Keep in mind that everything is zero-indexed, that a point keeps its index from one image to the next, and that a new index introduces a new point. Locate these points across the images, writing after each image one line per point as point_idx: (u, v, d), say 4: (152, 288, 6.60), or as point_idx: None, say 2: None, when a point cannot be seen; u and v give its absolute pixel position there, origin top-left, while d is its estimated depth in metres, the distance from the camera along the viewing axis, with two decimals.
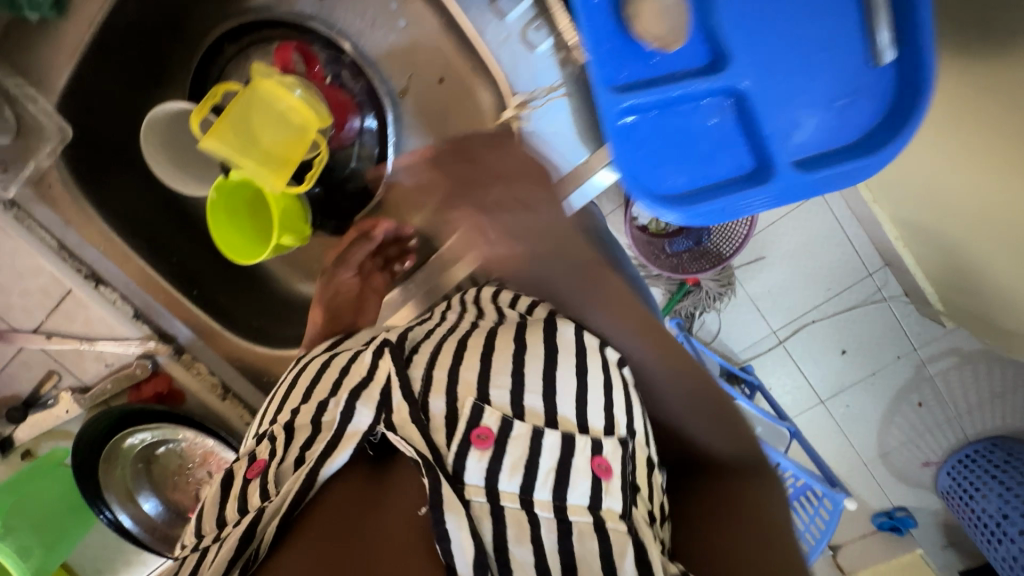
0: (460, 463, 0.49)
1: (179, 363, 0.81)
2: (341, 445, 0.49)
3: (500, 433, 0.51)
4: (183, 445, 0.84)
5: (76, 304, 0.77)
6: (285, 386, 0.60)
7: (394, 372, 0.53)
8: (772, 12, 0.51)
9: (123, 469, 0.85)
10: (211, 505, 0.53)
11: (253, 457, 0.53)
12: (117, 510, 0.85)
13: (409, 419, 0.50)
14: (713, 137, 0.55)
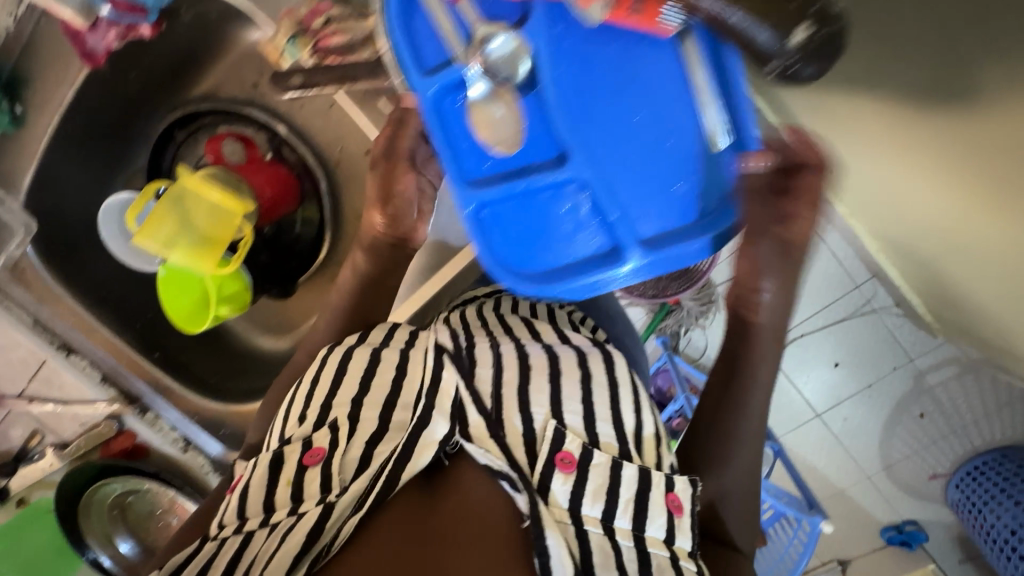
0: (546, 481, 0.57)
1: (143, 420, 0.91)
2: (420, 452, 0.56)
3: (581, 459, 0.59)
4: (152, 493, 0.93)
5: (51, 370, 0.88)
6: (310, 386, 0.68)
7: (462, 385, 0.61)
8: (608, 109, 0.56)
9: (100, 515, 0.94)
10: (251, 492, 0.61)
11: (309, 444, 0.61)
12: (98, 551, 0.95)
13: (486, 434, 0.58)
14: (567, 220, 0.60)
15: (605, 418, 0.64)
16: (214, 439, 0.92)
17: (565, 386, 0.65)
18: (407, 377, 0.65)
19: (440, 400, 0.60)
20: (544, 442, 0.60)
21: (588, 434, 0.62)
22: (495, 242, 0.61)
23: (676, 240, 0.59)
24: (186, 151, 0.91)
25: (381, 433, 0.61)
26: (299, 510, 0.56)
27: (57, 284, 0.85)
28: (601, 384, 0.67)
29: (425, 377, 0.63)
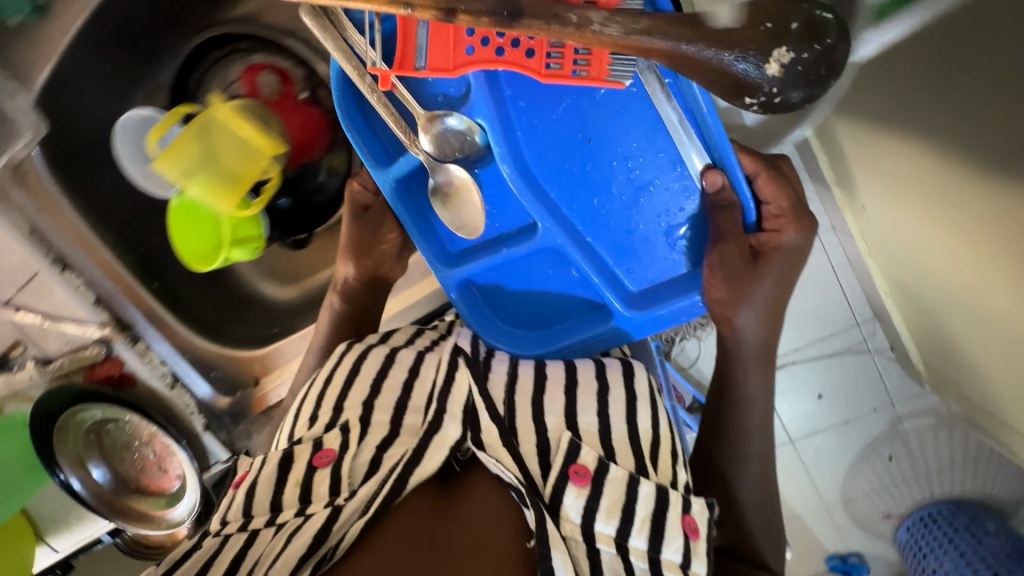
0: (558, 495, 0.57)
1: (133, 350, 0.86)
2: (432, 453, 0.60)
3: (596, 472, 0.59)
4: (130, 425, 0.90)
5: (42, 284, 0.83)
6: (323, 377, 0.71)
7: (474, 388, 0.64)
8: (575, 183, 0.67)
9: (76, 437, 0.90)
10: (267, 482, 0.62)
11: (320, 444, 0.63)
12: (68, 473, 0.90)
13: (499, 444, 0.60)
14: (550, 283, 0.76)
15: (620, 424, 0.64)
16: (203, 381, 0.90)
17: (580, 398, 0.66)
18: (419, 381, 0.68)
19: (453, 408, 0.63)
20: (557, 454, 0.60)
21: (604, 447, 0.62)
22: (489, 303, 0.78)
23: (661, 294, 0.71)
24: (217, 76, 0.87)
25: (394, 437, 0.63)
26: (310, 511, 0.58)
27: (63, 196, 0.81)
28: (619, 398, 0.66)
29: (438, 377, 0.67)
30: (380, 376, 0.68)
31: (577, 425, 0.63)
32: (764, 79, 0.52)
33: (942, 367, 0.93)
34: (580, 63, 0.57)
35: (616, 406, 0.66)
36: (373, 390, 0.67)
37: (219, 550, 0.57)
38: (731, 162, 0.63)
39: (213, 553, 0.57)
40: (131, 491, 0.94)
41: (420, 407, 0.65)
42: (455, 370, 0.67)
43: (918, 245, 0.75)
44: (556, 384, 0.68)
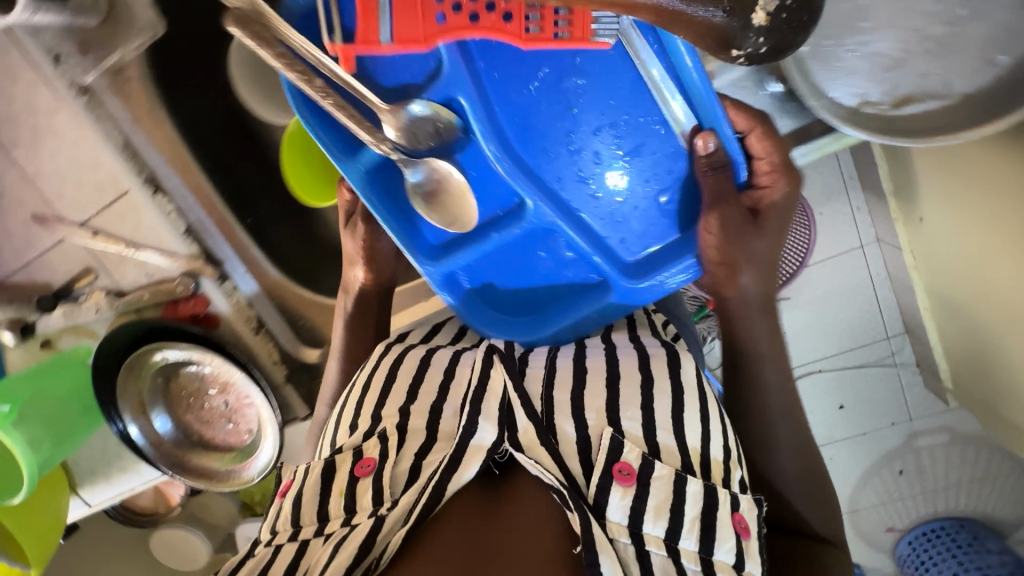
0: (602, 497, 0.50)
1: (221, 288, 0.79)
2: (468, 460, 0.52)
3: (641, 471, 0.51)
4: (203, 369, 0.82)
5: (129, 206, 0.75)
6: (361, 386, 0.67)
7: (509, 384, 0.57)
8: (566, 156, 0.58)
9: (143, 381, 0.83)
10: (310, 492, 0.57)
11: (360, 453, 0.58)
12: (128, 422, 0.81)
13: (538, 443, 0.53)
14: (544, 270, 0.65)
15: (665, 425, 0.55)
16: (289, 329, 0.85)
17: (623, 391, 0.58)
18: (455, 382, 0.62)
19: (487, 404, 0.56)
20: (598, 453, 0.53)
21: (648, 443, 0.54)
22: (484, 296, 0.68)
23: (657, 262, 0.62)
24: None
25: (430, 444, 0.57)
26: (354, 522, 0.52)
27: (161, 109, 0.74)
28: (663, 391, 0.58)
29: (472, 377, 0.60)
30: (415, 383, 0.63)
31: (620, 422, 0.55)
32: (746, 32, 0.42)
33: (972, 384, 0.94)
34: (563, 25, 0.47)
35: (661, 407, 0.56)
36: (407, 398, 0.62)
37: (271, 561, 0.52)
38: (719, 119, 0.55)
39: (267, 561, 0.52)
40: (195, 445, 0.86)
41: (455, 409, 0.59)
42: (490, 368, 0.61)
43: (986, 248, 0.78)
44: (597, 375, 0.59)
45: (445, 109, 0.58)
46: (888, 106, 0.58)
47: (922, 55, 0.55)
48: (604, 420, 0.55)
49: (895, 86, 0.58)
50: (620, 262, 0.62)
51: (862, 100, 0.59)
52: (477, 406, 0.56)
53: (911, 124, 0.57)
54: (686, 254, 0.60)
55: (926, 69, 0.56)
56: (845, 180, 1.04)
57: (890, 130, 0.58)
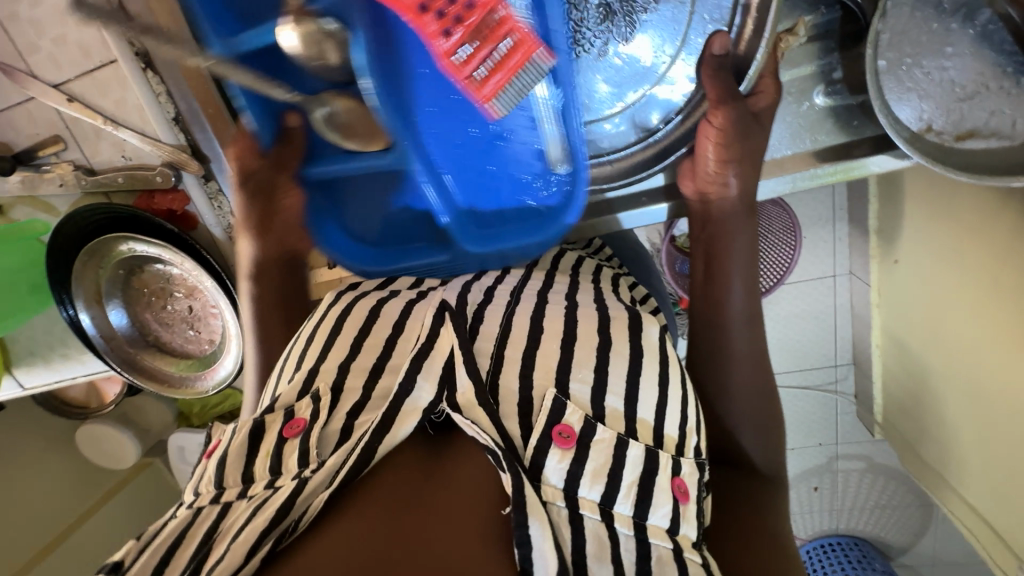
0: (540, 459, 0.48)
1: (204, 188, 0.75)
2: (403, 418, 0.50)
3: (583, 434, 0.50)
4: (173, 272, 0.78)
5: (116, 76, 0.67)
6: (305, 338, 0.62)
7: (458, 347, 0.54)
8: (440, 114, 0.62)
9: (102, 270, 0.78)
10: (235, 453, 0.52)
11: (290, 414, 0.53)
12: (79, 309, 0.77)
13: (476, 403, 0.51)
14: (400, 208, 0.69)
15: (616, 390, 0.53)
16: None
17: (578, 351, 0.55)
18: (403, 337, 0.58)
19: (431, 362, 0.54)
20: (539, 414, 0.51)
21: (593, 407, 0.52)
22: (342, 218, 0.70)
23: (505, 238, 0.67)
24: None
25: (366, 402, 0.53)
26: (279, 484, 0.48)
27: None
28: (620, 354, 0.56)
29: (421, 334, 0.57)
30: (361, 335, 0.59)
31: (568, 385, 0.53)
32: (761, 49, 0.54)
33: (898, 420, 1.01)
34: (479, 72, 0.49)
35: (615, 371, 0.54)
36: (353, 349, 0.58)
37: (192, 522, 0.48)
38: (580, 151, 0.59)
39: (183, 529, 0.48)
40: (149, 346, 0.82)
41: (398, 367, 0.56)
42: (440, 325, 0.57)
43: (948, 301, 0.82)
44: (553, 337, 0.57)
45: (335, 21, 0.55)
46: (950, 138, 0.58)
47: (998, 91, 0.55)
48: (550, 381, 0.53)
49: (962, 118, 0.57)
50: (481, 208, 0.68)
51: (925, 126, 0.58)
52: (419, 363, 0.53)
53: (968, 159, 0.57)
54: (536, 238, 0.65)
55: (996, 107, 0.55)
56: (835, 210, 1.03)
57: (944, 162, 0.58)
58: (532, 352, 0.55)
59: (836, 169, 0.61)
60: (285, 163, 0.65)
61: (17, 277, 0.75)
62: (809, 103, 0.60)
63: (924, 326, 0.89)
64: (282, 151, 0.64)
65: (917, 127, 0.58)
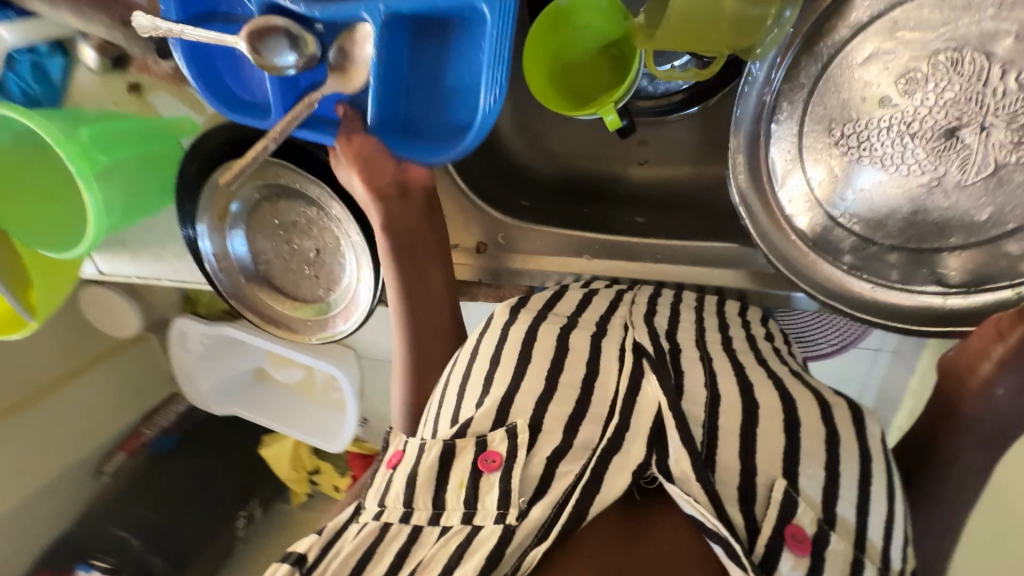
0: (771, 562, 0.41)
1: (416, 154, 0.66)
2: (614, 474, 0.44)
3: (816, 541, 0.42)
4: (312, 214, 0.71)
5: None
6: (481, 356, 0.55)
7: (665, 406, 0.46)
8: None
9: (237, 191, 0.71)
10: (424, 476, 0.47)
11: (483, 444, 0.47)
12: (200, 228, 0.72)
13: (693, 475, 0.42)
14: (429, 91, 0.58)
15: (849, 496, 0.44)
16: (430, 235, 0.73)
17: (805, 442, 0.46)
18: (598, 383, 0.50)
19: (637, 419, 0.46)
20: (766, 508, 0.43)
21: (824, 509, 0.44)
22: (405, 137, 0.60)
23: None
24: None
25: (565, 449, 0.46)
26: (478, 523, 0.44)
27: None
28: (852, 457, 0.46)
29: (621, 379, 0.49)
30: (553, 370, 0.51)
31: (797, 477, 0.44)
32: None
33: None
34: None
35: (846, 472, 0.45)
36: (548, 386, 0.50)
37: (380, 539, 0.45)
38: None
39: (372, 543, 0.44)
40: (260, 284, 0.76)
41: (599, 418, 0.48)
42: (640, 379, 0.49)
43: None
44: (772, 414, 0.47)
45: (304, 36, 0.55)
46: None
47: None
48: (777, 468, 0.44)
49: None
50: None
51: None
52: (625, 420, 0.46)
53: None
54: None
55: None
56: None
57: None
58: (750, 428, 0.46)
59: None
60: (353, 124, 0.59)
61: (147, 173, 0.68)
62: None
63: None
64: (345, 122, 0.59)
65: None
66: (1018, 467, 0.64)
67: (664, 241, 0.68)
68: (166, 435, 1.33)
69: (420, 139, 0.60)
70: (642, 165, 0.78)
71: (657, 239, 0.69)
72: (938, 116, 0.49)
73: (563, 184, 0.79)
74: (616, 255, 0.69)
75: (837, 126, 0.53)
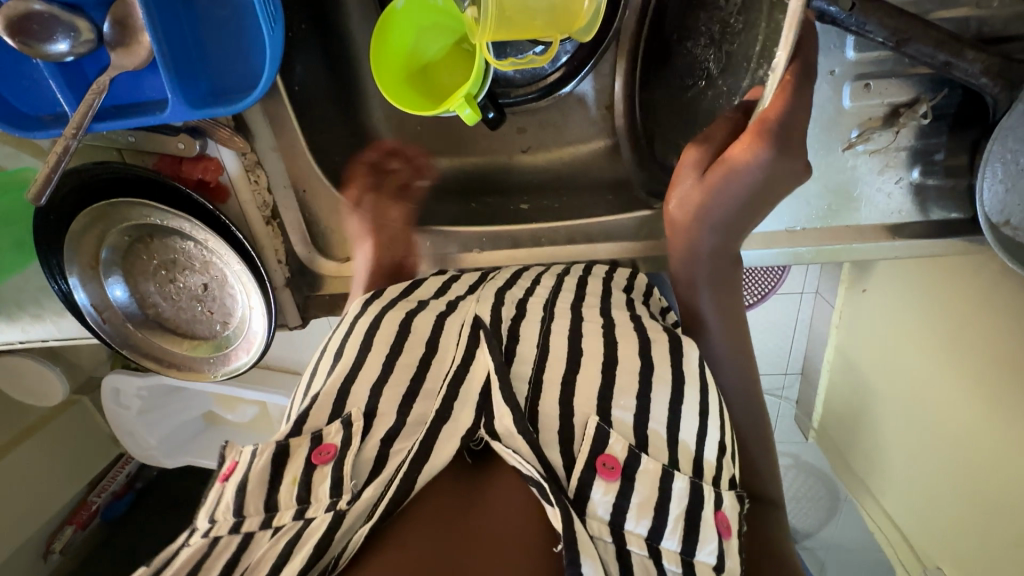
0: (584, 491, 0.44)
1: (244, 168, 0.66)
2: (443, 443, 0.46)
3: (627, 465, 0.45)
4: (191, 248, 0.69)
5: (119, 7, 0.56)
6: (337, 344, 0.56)
7: (493, 374, 0.49)
8: None
9: (104, 232, 0.67)
10: (255, 480, 0.47)
11: (319, 437, 0.48)
12: (73, 283, 0.67)
13: (515, 432, 0.46)
14: (227, 43, 0.56)
15: (658, 419, 0.47)
16: (311, 252, 0.72)
17: (619, 375, 0.49)
18: (436, 359, 0.53)
19: (467, 389, 0.50)
20: (581, 443, 0.46)
21: (636, 435, 0.47)
22: (210, 95, 0.56)
23: None
24: None
25: (399, 428, 0.49)
26: (310, 516, 0.44)
27: None
28: (662, 381, 0.49)
29: (456, 355, 0.53)
30: (394, 350, 0.54)
31: (609, 412, 0.47)
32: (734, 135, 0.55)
33: (836, 430, 1.14)
34: None
35: (656, 399, 0.48)
36: (386, 366, 0.52)
37: (209, 553, 0.43)
38: None
39: (199, 560, 0.43)
40: (158, 329, 0.73)
41: (433, 393, 0.51)
42: (475, 349, 0.52)
43: (914, 343, 0.88)
44: (593, 360, 0.50)
45: (80, 23, 0.54)
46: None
47: None
48: (591, 407, 0.48)
49: None
50: None
51: (1004, 220, 0.56)
52: (455, 388, 0.50)
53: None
54: None
55: None
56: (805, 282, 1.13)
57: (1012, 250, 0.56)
58: (572, 377, 0.49)
59: (863, 247, 0.63)
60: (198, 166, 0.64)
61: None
62: (904, 177, 0.60)
63: (883, 358, 0.96)
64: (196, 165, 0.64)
65: (996, 220, 0.56)
66: (943, 372, 0.82)
67: (543, 225, 0.71)
68: (117, 498, 1.32)
69: (229, 95, 0.56)
70: (526, 152, 0.79)
71: (535, 223, 0.72)
72: (699, 43, 0.65)
73: (460, 179, 0.79)
74: (506, 245, 0.71)
75: (665, 69, 0.69)
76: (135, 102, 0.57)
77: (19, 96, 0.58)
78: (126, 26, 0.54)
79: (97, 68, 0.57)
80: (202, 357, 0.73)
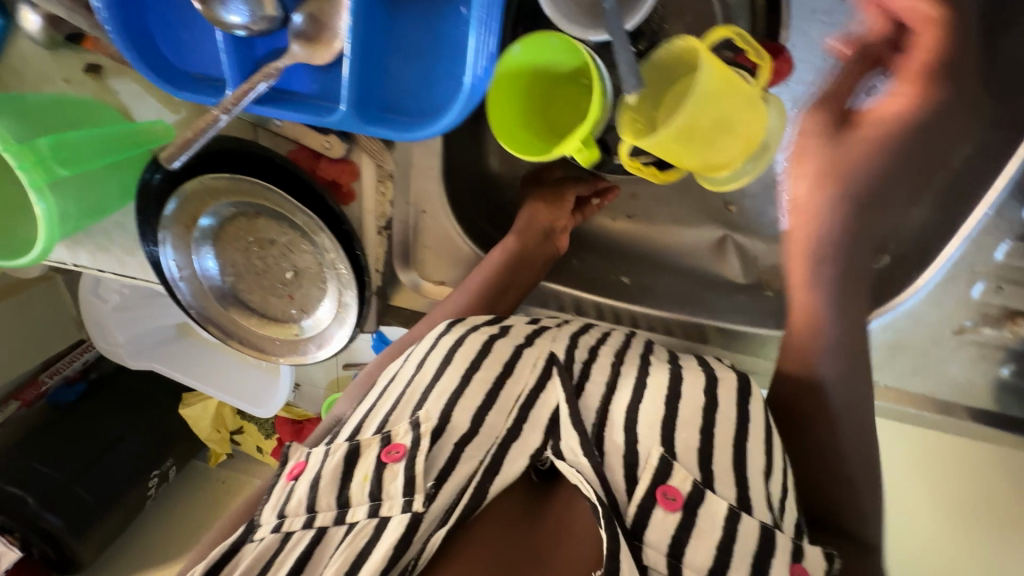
0: (642, 519, 0.44)
1: (379, 169, 0.63)
2: (512, 459, 0.48)
3: (690, 497, 0.43)
4: (293, 237, 0.66)
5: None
6: (420, 354, 0.55)
7: (563, 403, 0.49)
8: None
9: (213, 206, 0.65)
10: (329, 476, 0.48)
11: (386, 438, 0.49)
12: (165, 245, 0.65)
13: (578, 449, 0.46)
14: (419, 63, 0.52)
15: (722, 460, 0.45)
16: (412, 271, 0.70)
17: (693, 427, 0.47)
18: (506, 386, 0.51)
19: (536, 414, 0.50)
20: (643, 470, 0.45)
21: (702, 469, 0.45)
22: (386, 106, 0.53)
23: None
24: None
25: (472, 436, 0.49)
26: (384, 514, 0.46)
27: None
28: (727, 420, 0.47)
29: (529, 381, 0.51)
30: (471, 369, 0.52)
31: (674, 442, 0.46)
32: None
33: None
34: None
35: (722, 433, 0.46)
36: (464, 380, 0.51)
37: (280, 550, 0.45)
38: None
39: (271, 556, 0.45)
40: (234, 305, 0.71)
41: (505, 410, 0.50)
42: (547, 380, 0.51)
43: None
44: (657, 390, 0.49)
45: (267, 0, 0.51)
46: None
47: None
48: (654, 438, 0.46)
49: None
50: None
51: None
52: (524, 413, 0.50)
53: None
54: None
55: None
56: None
57: None
58: (635, 405, 0.49)
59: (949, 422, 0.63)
60: (339, 174, 0.64)
61: (108, 181, 0.61)
62: (996, 372, 0.60)
63: None
64: (339, 173, 0.64)
65: None
66: None
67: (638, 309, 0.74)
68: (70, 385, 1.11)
69: (405, 113, 0.53)
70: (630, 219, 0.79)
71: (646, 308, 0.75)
72: None
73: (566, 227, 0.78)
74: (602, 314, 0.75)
75: None
76: (299, 91, 0.55)
77: (173, 48, 0.55)
78: (318, 20, 0.52)
79: (266, 45, 0.54)
80: (273, 338, 0.72)
